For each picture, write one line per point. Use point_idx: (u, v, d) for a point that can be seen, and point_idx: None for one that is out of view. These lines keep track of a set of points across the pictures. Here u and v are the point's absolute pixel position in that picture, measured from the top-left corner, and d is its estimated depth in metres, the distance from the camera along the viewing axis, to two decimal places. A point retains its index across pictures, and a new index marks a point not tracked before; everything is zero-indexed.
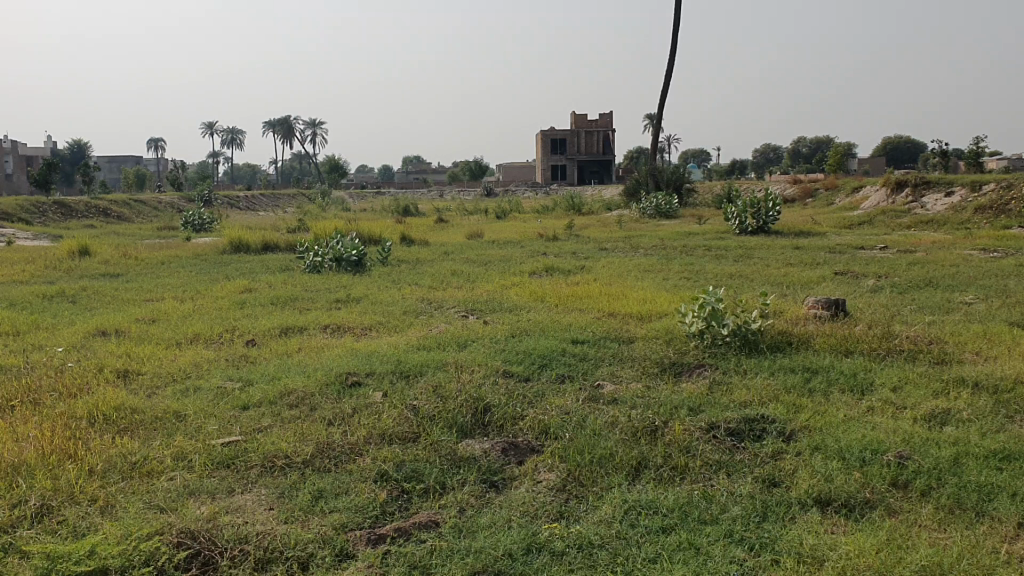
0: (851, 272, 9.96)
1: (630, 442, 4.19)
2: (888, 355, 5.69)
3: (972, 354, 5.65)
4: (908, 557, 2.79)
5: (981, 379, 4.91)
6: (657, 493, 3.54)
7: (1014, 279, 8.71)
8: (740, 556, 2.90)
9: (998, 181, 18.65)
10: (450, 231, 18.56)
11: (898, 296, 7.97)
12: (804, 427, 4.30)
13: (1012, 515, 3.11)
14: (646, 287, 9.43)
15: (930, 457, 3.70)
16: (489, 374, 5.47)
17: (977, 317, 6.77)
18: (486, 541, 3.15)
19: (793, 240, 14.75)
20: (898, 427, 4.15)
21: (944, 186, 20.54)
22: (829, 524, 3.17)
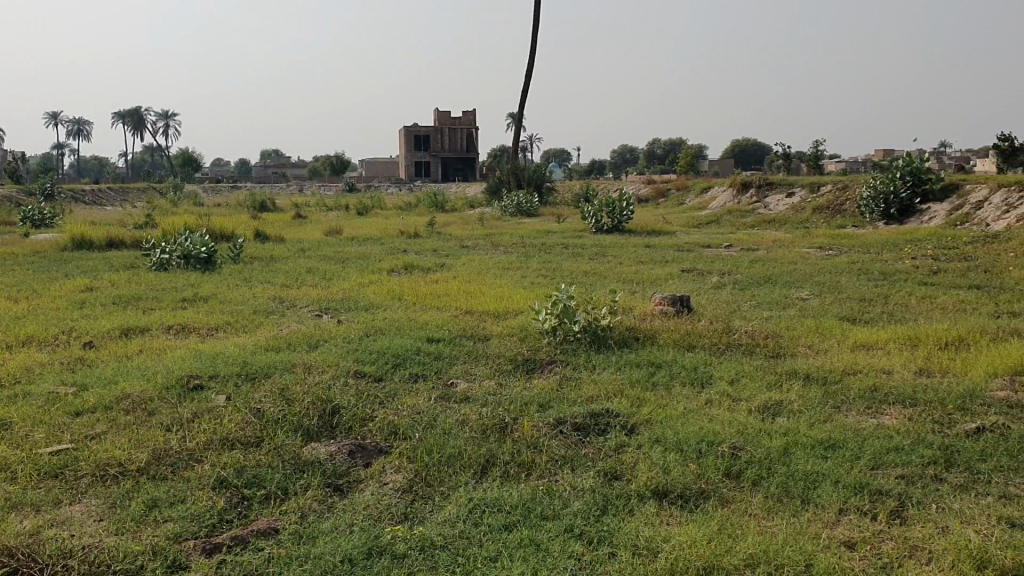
0: (698, 269, 10.32)
1: (478, 440, 4.19)
2: (728, 349, 5.92)
3: (805, 347, 5.94)
4: (736, 546, 2.89)
5: (812, 371, 5.16)
6: (501, 491, 3.54)
7: (845, 275, 9.23)
8: (578, 551, 2.94)
9: (835, 184, 19.75)
10: (308, 228, 18.16)
11: (741, 292, 8.30)
12: (646, 421, 4.41)
13: (834, 502, 3.27)
14: (502, 284, 9.48)
15: (762, 448, 3.86)
16: (339, 374, 5.38)
17: (810, 312, 7.13)
18: (326, 546, 3.08)
19: (646, 238, 15.19)
20: (734, 419, 4.31)
21: (786, 187, 21.60)
22: (665, 516, 3.25)
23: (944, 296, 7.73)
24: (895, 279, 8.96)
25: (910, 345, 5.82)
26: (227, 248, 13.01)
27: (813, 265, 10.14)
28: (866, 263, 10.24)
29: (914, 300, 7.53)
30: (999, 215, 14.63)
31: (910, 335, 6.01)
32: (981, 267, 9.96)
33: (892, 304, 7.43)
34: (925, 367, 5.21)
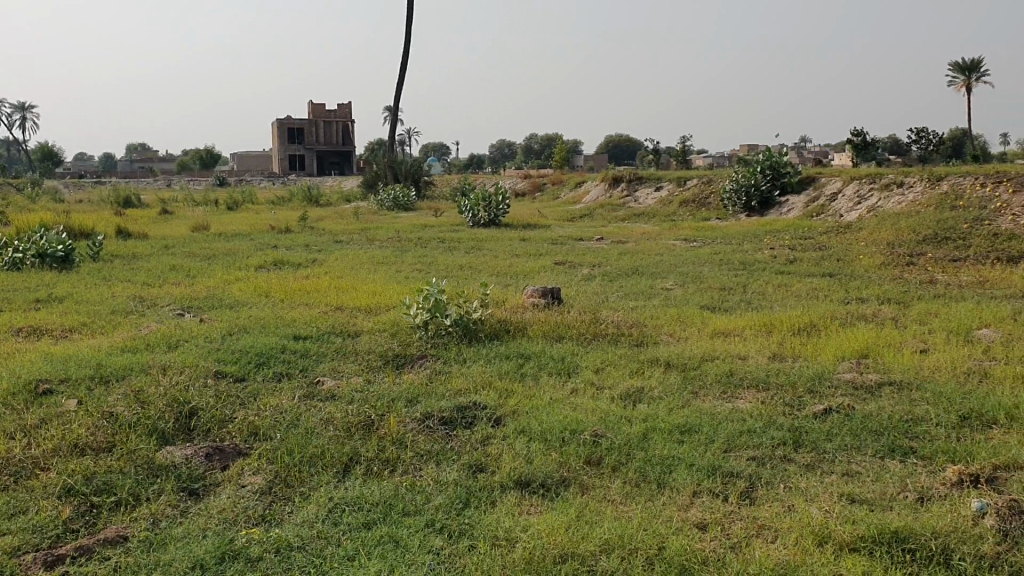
0: (569, 262, 10.46)
1: (342, 439, 4.12)
2: (594, 339, 6.02)
3: (668, 335, 6.10)
4: (593, 533, 2.94)
5: (673, 359, 5.30)
6: (362, 489, 3.49)
7: (708, 265, 9.53)
8: (438, 545, 2.93)
9: (700, 178, 20.39)
10: (174, 225, 17.53)
11: (609, 283, 8.46)
12: (512, 412, 4.44)
13: (689, 485, 3.37)
14: (374, 279, 9.38)
15: (622, 434, 3.93)
16: (200, 374, 5.21)
17: (673, 301, 7.34)
18: (176, 553, 2.97)
19: (520, 232, 15.29)
20: (597, 407, 4.39)
21: (655, 182, 22.18)
22: (526, 506, 3.28)
23: (798, 284, 8.07)
24: (754, 268, 9.31)
25: (765, 331, 6.05)
26: (85, 247, 12.45)
27: (679, 257, 10.42)
28: (728, 254, 10.59)
29: (771, 288, 7.84)
30: (850, 207, 15.38)
31: (765, 321, 6.25)
32: (834, 255, 10.45)
33: (750, 292, 7.73)
34: (779, 352, 5.42)
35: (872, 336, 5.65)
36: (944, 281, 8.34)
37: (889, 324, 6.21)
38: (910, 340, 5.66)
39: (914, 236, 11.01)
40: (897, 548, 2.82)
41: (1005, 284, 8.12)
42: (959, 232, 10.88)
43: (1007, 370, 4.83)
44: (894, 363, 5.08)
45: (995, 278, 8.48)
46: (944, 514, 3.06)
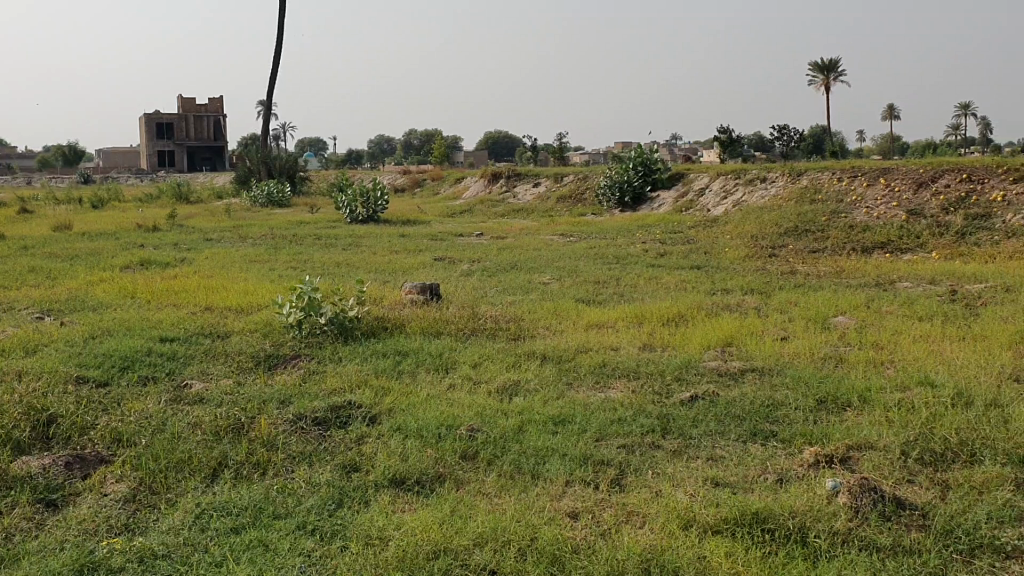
0: (447, 257, 10.46)
1: (211, 443, 4.00)
2: (472, 334, 6.04)
3: (544, 328, 6.18)
4: (466, 527, 2.95)
5: (549, 351, 5.37)
6: (232, 494, 3.40)
7: (584, 260, 9.69)
8: (309, 547, 2.89)
9: (577, 174, 20.72)
10: (32, 224, 16.65)
11: (486, 278, 8.50)
12: (388, 410, 4.41)
13: (562, 476, 3.42)
14: (246, 278, 9.16)
15: (497, 428, 3.96)
16: (59, 380, 4.97)
17: (550, 295, 7.44)
18: (29, 567, 2.83)
19: (399, 228, 15.19)
20: (473, 401, 4.41)
21: (533, 178, 22.41)
22: (400, 503, 3.26)
23: (669, 276, 8.29)
24: (628, 262, 9.52)
25: (637, 323, 6.19)
26: None
27: (556, 252, 10.56)
28: (603, 248, 10.80)
29: (643, 281, 8.03)
30: (718, 201, 15.90)
31: (637, 313, 6.40)
32: (702, 249, 10.80)
33: (624, 284, 7.90)
34: (649, 342, 5.57)
35: (736, 326, 5.86)
36: (804, 271, 8.73)
37: (752, 313, 6.46)
38: (771, 328, 5.90)
39: (777, 228, 11.48)
40: (757, 529, 2.94)
41: (860, 273, 8.56)
42: (818, 224, 11.44)
43: (860, 355, 5.10)
44: (756, 350, 5.28)
45: (850, 267, 8.93)
46: (801, 493, 3.20)
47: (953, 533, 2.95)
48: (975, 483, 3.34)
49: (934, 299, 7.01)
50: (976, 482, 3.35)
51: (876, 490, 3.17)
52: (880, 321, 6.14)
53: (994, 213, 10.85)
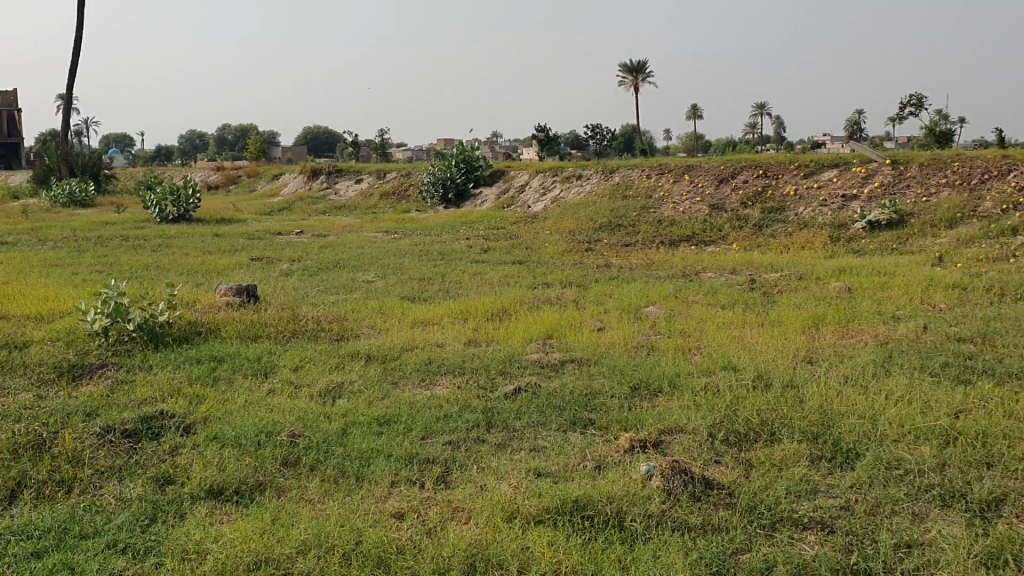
0: (266, 257, 10.18)
1: (8, 463, 3.73)
2: (292, 336, 5.91)
3: (367, 327, 6.12)
4: (289, 535, 2.89)
5: (372, 351, 5.33)
6: (33, 515, 3.18)
7: (407, 257, 9.67)
8: (121, 567, 2.74)
9: (400, 171, 20.68)
10: None
11: (307, 278, 8.33)
12: (204, 418, 4.24)
13: (387, 477, 3.40)
14: (45, 283, 8.57)
15: (319, 432, 3.89)
16: None
17: (372, 293, 7.37)
18: None
19: (215, 228, 14.64)
20: (294, 406, 4.31)
21: (355, 174, 22.16)
22: (218, 515, 3.15)
23: (491, 272, 8.40)
24: (451, 258, 9.58)
25: (460, 319, 6.24)
26: None
27: (378, 249, 10.49)
28: (426, 245, 10.83)
29: (466, 277, 8.10)
30: (538, 197, 16.24)
31: (459, 309, 6.45)
32: (523, 244, 11.01)
33: (447, 281, 7.94)
34: (472, 338, 5.62)
35: (555, 318, 6.01)
36: (619, 265, 9.05)
37: (571, 306, 6.64)
38: (588, 319, 6.09)
39: (593, 224, 11.86)
40: (578, 516, 3.04)
41: (670, 265, 8.97)
42: (630, 219, 11.98)
43: (670, 343, 5.35)
44: (575, 342, 5.44)
45: (660, 259, 9.34)
46: (618, 479, 3.33)
47: (756, 509, 3.15)
48: (775, 460, 3.58)
49: (736, 288, 7.45)
50: (775, 459, 3.59)
51: (687, 472, 3.34)
52: (687, 310, 6.46)
53: (787, 207, 11.66)
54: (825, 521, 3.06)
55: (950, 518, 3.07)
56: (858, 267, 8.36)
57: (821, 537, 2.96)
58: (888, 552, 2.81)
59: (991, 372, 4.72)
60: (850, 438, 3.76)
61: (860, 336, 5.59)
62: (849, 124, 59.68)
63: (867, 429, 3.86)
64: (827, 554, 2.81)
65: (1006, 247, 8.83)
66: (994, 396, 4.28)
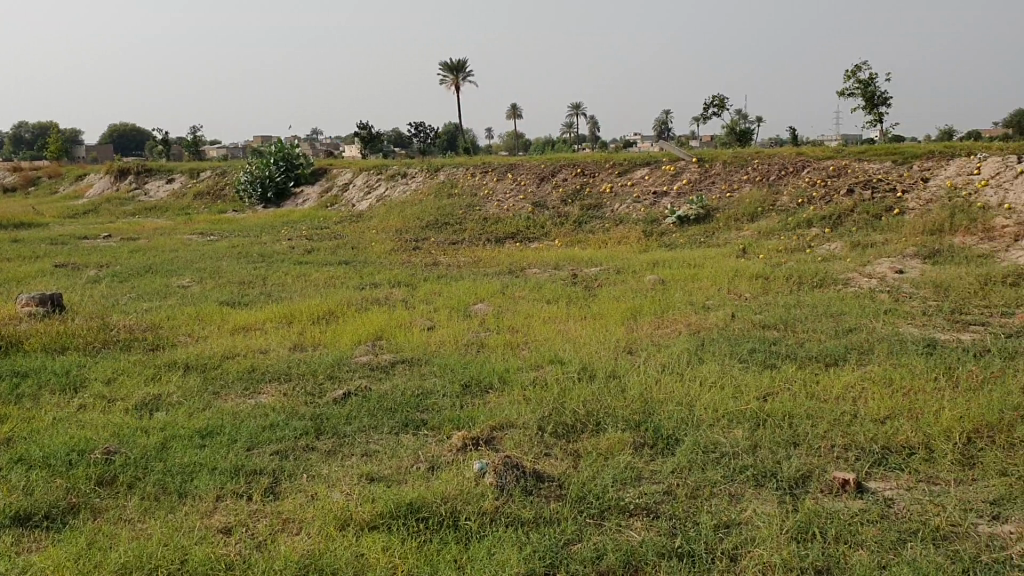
0: (70, 263, 9.54)
1: None
2: (104, 348, 5.57)
3: (185, 335, 5.86)
4: (107, 558, 2.72)
5: (192, 360, 5.10)
6: None
7: (226, 260, 9.33)
8: None
9: (215, 170, 19.98)
10: None
11: (117, 284, 7.88)
12: (6, 439, 3.93)
13: (212, 491, 3.27)
14: None
15: (137, 448, 3.69)
16: None
17: (190, 299, 7.07)
18: None
19: (11, 233, 13.60)
20: (108, 421, 4.06)
21: (166, 174, 21.18)
22: (27, 543, 2.93)
23: (315, 273, 8.24)
24: (273, 260, 9.32)
25: (284, 323, 6.08)
26: None
27: (194, 252, 10.07)
28: (246, 247, 10.48)
29: (289, 279, 7.90)
30: (361, 196, 16.05)
31: (284, 313, 6.28)
32: (347, 243, 10.85)
33: (269, 283, 7.72)
34: (298, 342, 5.48)
35: (383, 319, 5.96)
36: (446, 263, 9.08)
37: (398, 306, 6.61)
38: (417, 319, 6.07)
39: (418, 224, 11.84)
40: (413, 519, 3.03)
41: (495, 262, 9.08)
42: (455, 218, 12.05)
43: (499, 339, 5.40)
44: (404, 342, 5.41)
45: (485, 257, 9.44)
46: (451, 479, 3.33)
47: (586, 499, 3.23)
48: (601, 450, 3.69)
49: (559, 283, 7.64)
50: (602, 449, 3.70)
51: (518, 467, 3.39)
52: (514, 306, 6.56)
53: (605, 204, 12.06)
54: (649, 507, 3.18)
55: (763, 497, 3.26)
56: (671, 260, 8.75)
57: (647, 523, 3.07)
58: (709, 533, 2.95)
59: (792, 356, 5.05)
60: (670, 425, 3.92)
61: (675, 326, 5.84)
62: (659, 123, 62.33)
63: (685, 415, 4.04)
64: (653, 539, 2.92)
65: (803, 238, 9.48)
66: (797, 379, 4.58)
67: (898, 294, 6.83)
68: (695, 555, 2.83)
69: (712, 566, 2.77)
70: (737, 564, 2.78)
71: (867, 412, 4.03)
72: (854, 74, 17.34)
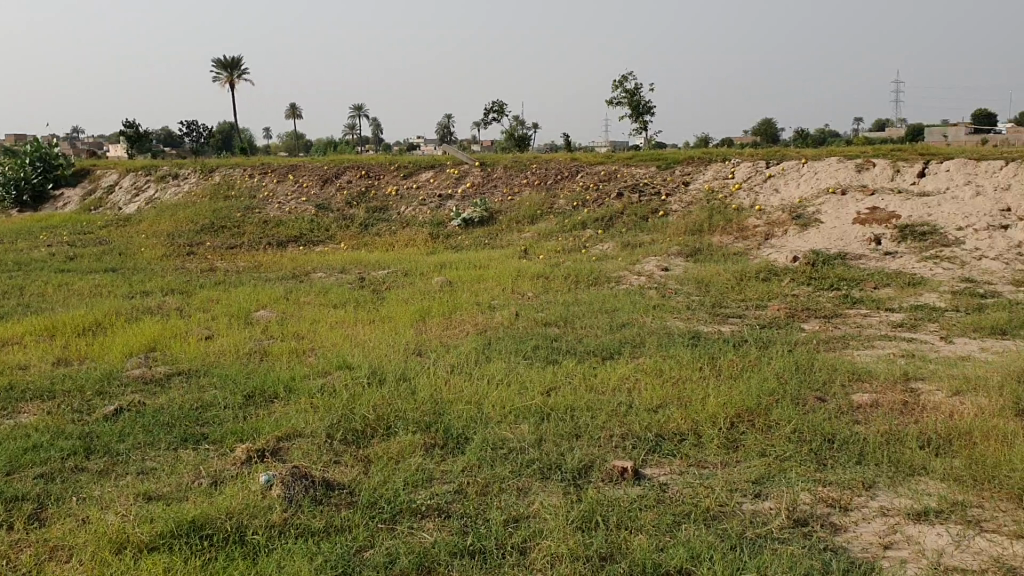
0: None
1: None
2: None
3: None
4: None
5: None
6: None
7: None
8: None
9: None
10: None
11: None
12: None
13: None
14: None
15: None
16: None
17: None
18: None
19: None
20: None
21: None
22: None
23: (81, 282, 7.69)
24: (31, 268, 8.61)
25: (47, 336, 5.63)
26: None
27: None
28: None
29: (51, 289, 7.34)
30: (129, 198, 15.13)
31: (45, 325, 5.82)
32: (116, 249, 10.21)
33: (27, 294, 7.13)
34: (63, 357, 5.10)
35: (158, 329, 5.65)
36: (225, 268, 8.75)
37: (174, 315, 6.29)
38: (195, 328, 5.81)
39: (194, 228, 11.32)
40: (195, 537, 2.90)
41: (277, 267, 8.82)
42: (233, 222, 11.62)
43: (283, 347, 5.27)
44: (181, 353, 5.16)
45: (266, 262, 9.16)
46: (236, 493, 3.22)
47: (376, 504, 3.22)
48: (391, 454, 3.68)
49: (345, 287, 7.56)
50: (392, 453, 3.69)
51: (306, 477, 3.32)
52: (298, 312, 6.42)
53: (389, 206, 12.03)
54: (440, 508, 3.20)
55: (550, 488, 3.38)
56: (456, 261, 8.86)
57: (439, 523, 3.10)
58: (499, 529, 3.02)
59: (573, 351, 5.25)
60: (458, 424, 3.98)
61: (462, 326, 5.93)
62: (439, 125, 62.87)
63: (473, 414, 4.11)
64: (445, 539, 2.95)
65: (579, 239, 9.86)
66: (577, 373, 4.77)
67: (666, 290, 7.27)
68: (485, 552, 2.88)
69: (503, 561, 2.83)
70: (527, 557, 2.86)
71: (642, 401, 4.27)
72: (621, 84, 18.29)
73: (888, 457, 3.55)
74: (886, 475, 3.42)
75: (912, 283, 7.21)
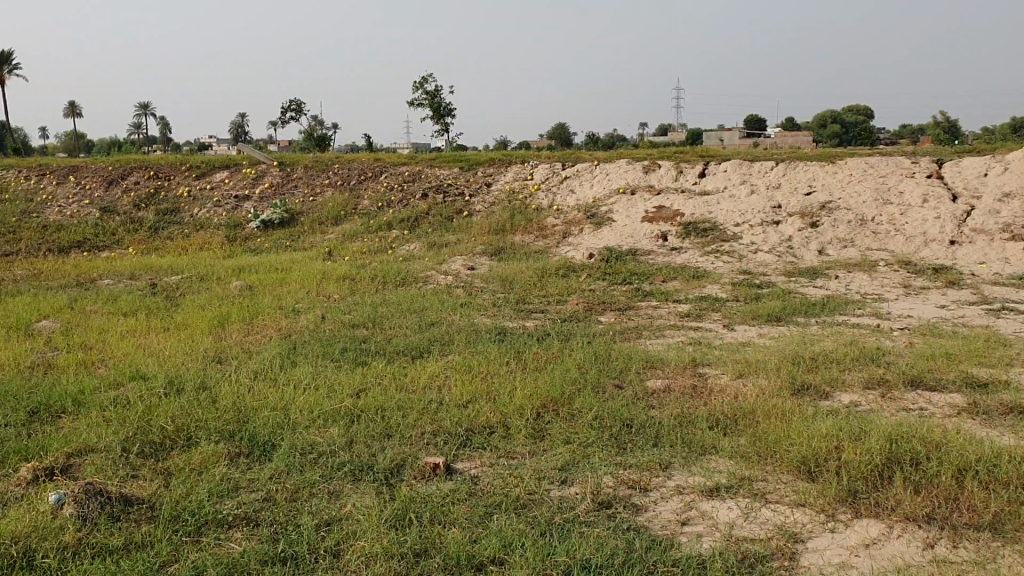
0: None
1: None
2: None
3: None
4: None
5: None
6: None
7: None
8: None
9: None
10: None
11: None
12: None
13: None
14: None
15: None
16: None
17: None
18: None
19: None
20: None
21: None
22: None
23: None
24: None
25: None
26: None
27: None
28: None
29: None
30: None
31: None
32: None
33: None
34: None
35: None
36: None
37: None
38: None
39: None
40: None
41: (58, 275, 8.25)
42: (6, 227, 10.77)
43: (69, 359, 4.96)
44: None
45: (47, 269, 8.55)
46: (22, 516, 3.01)
47: (179, 517, 3.10)
48: (194, 465, 3.55)
49: (137, 294, 7.19)
50: (194, 464, 3.56)
51: (101, 493, 3.15)
52: (86, 321, 6.05)
53: (181, 208, 11.51)
54: (248, 516, 3.13)
55: (361, 489, 3.37)
56: (256, 265, 8.61)
57: (247, 533, 3.02)
58: (311, 533, 2.98)
59: (380, 352, 5.24)
60: (265, 431, 3.89)
61: (265, 331, 5.79)
62: (233, 125, 60.64)
63: (280, 419, 4.03)
64: (254, 548, 2.88)
65: (383, 240, 9.83)
66: (386, 373, 4.77)
67: (471, 288, 7.39)
68: (297, 557, 2.85)
69: (316, 565, 2.81)
70: (340, 559, 2.85)
71: (451, 398, 4.33)
72: (421, 85, 18.36)
73: (682, 439, 3.78)
74: (681, 455, 3.64)
75: (697, 276, 7.69)
